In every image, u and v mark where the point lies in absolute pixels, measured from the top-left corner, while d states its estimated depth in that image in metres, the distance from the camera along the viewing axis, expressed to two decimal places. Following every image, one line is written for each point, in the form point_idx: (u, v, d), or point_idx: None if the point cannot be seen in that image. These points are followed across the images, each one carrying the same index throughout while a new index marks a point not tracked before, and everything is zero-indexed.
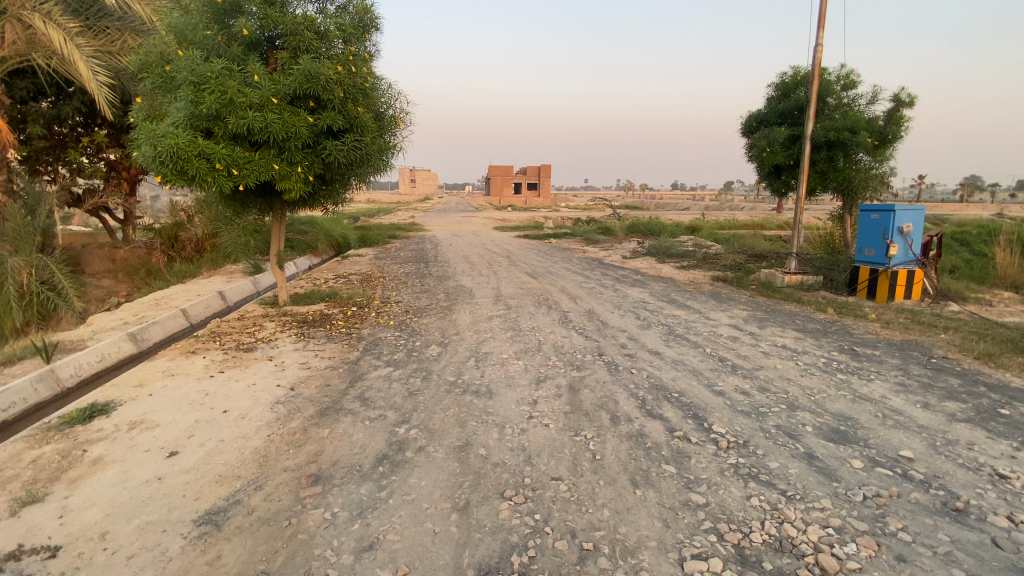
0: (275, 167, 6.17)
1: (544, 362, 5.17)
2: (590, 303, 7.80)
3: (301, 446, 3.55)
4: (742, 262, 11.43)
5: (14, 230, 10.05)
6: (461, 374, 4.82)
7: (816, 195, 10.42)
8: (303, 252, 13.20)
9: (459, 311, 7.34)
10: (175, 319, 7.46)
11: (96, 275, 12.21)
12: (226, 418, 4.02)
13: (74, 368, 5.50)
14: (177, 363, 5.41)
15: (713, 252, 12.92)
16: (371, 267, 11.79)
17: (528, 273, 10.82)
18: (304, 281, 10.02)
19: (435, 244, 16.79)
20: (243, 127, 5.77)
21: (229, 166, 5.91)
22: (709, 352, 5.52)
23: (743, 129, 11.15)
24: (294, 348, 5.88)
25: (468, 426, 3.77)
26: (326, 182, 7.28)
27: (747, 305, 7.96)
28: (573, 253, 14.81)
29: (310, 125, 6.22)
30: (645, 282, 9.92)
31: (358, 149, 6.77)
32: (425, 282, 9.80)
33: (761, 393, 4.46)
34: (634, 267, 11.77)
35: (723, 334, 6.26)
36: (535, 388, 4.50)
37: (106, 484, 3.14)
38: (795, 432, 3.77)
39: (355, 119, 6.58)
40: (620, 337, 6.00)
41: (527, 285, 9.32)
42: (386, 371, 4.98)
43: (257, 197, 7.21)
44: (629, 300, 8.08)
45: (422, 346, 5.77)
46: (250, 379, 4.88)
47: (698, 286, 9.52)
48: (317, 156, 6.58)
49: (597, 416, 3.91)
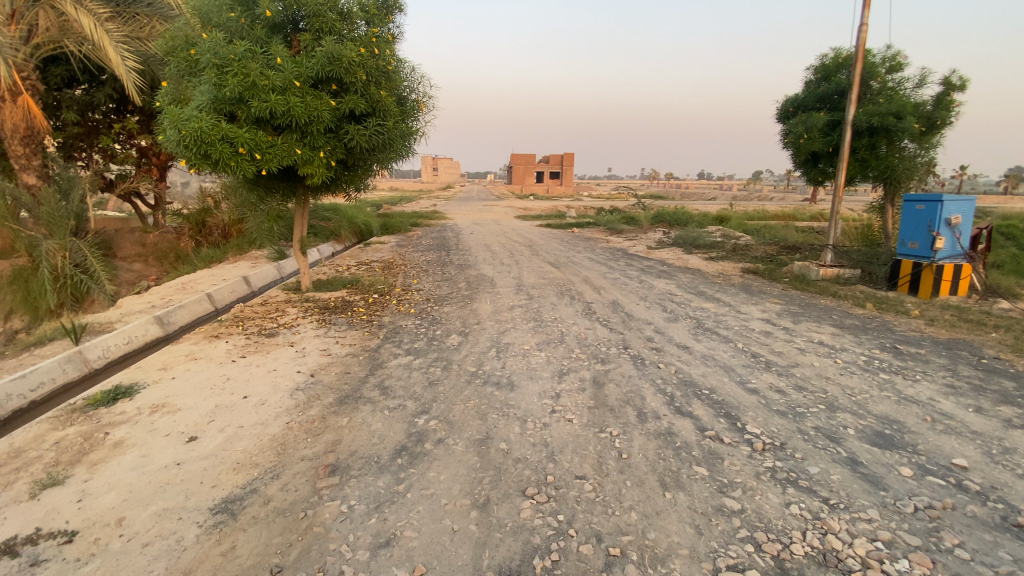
0: (297, 152, 6.11)
1: (568, 354, 5.02)
2: (615, 294, 7.59)
3: (319, 435, 3.48)
4: (773, 253, 11.01)
5: (48, 213, 10.26)
6: (482, 365, 4.71)
7: (855, 184, 9.92)
8: (326, 239, 13.28)
9: (480, 300, 7.23)
10: (201, 303, 7.54)
11: (127, 258, 12.56)
12: (246, 404, 3.99)
13: (101, 350, 5.58)
14: (200, 347, 5.44)
15: (743, 243, 12.51)
16: (393, 255, 11.77)
17: (550, 262, 10.65)
18: (327, 268, 10.03)
19: (457, 233, 16.70)
20: (266, 111, 5.71)
21: (252, 150, 5.87)
22: (740, 347, 5.28)
23: (778, 115, 10.68)
24: (315, 334, 5.85)
25: (488, 419, 3.65)
26: (348, 168, 7.21)
27: (780, 299, 7.64)
28: (597, 242, 14.56)
29: (333, 109, 6.13)
30: (672, 273, 9.65)
31: (381, 134, 6.66)
32: (447, 270, 9.71)
33: (797, 392, 4.22)
34: (659, 258, 11.48)
35: (755, 329, 5.99)
36: (557, 380, 4.35)
37: (126, 468, 3.13)
38: (837, 436, 3.53)
39: (378, 103, 6.46)
40: (645, 330, 5.80)
41: (550, 275, 9.14)
42: (407, 360, 4.89)
43: (281, 182, 7.19)
44: (655, 292, 7.84)
45: (443, 335, 5.67)
46: (272, 365, 4.85)
47: (728, 278, 9.21)
48: (340, 141, 6.49)
49: (623, 412, 3.75)
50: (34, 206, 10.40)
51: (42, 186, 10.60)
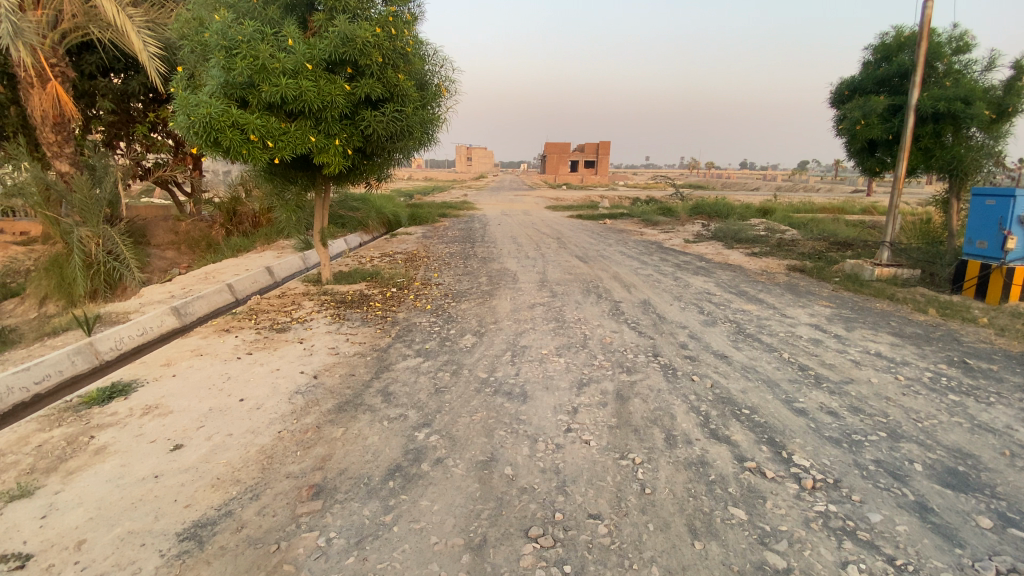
0: (311, 139, 5.83)
1: (589, 361, 4.58)
2: (646, 293, 7.07)
3: (310, 448, 3.18)
4: (822, 250, 10.17)
5: (81, 201, 10.46)
6: (494, 372, 4.33)
7: (916, 175, 8.96)
8: (353, 229, 13.18)
9: (500, 297, 6.85)
10: (221, 293, 7.46)
11: (161, 247, 12.92)
12: (241, 408, 3.75)
13: (114, 341, 5.52)
14: (208, 342, 5.27)
15: (788, 238, 11.65)
16: (418, 246, 11.51)
17: (579, 256, 10.17)
18: (350, 259, 9.84)
19: (485, 224, 16.33)
20: (277, 96, 5.45)
21: (264, 137, 5.63)
22: (785, 360, 4.72)
23: (832, 99, 9.80)
24: (326, 330, 5.58)
25: (495, 436, 3.27)
26: (367, 157, 6.91)
27: (830, 302, 6.94)
28: (630, 235, 13.96)
29: (348, 94, 5.83)
30: (710, 269, 9.03)
31: (399, 121, 6.33)
32: (469, 264, 9.36)
33: (854, 417, 3.66)
34: (696, 253, 10.82)
35: (802, 337, 5.39)
36: (576, 392, 3.93)
37: (101, 481, 2.94)
38: (904, 473, 2.98)
39: (395, 87, 6.13)
40: (677, 335, 5.29)
41: (577, 270, 8.66)
42: (415, 362, 4.56)
43: (298, 171, 6.97)
44: (690, 291, 7.27)
45: (457, 335, 5.32)
46: (276, 364, 4.61)
47: (771, 276, 8.53)
48: (356, 128, 6.19)
49: (649, 434, 3.31)
50: (68, 192, 10.64)
51: (74, 173, 10.90)
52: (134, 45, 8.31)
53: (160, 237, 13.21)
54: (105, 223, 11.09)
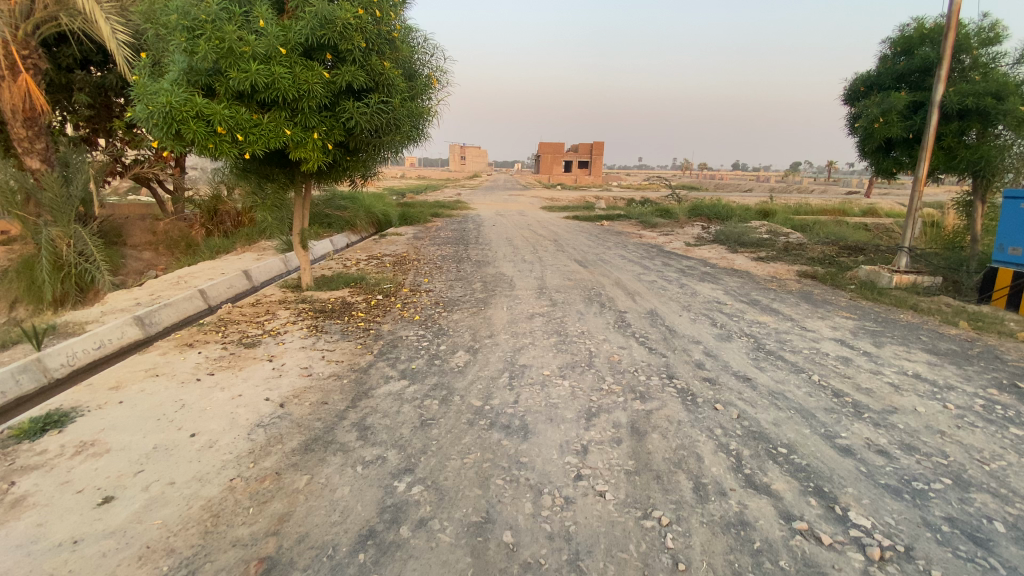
0: (286, 133, 5.27)
1: (597, 384, 4.03)
2: (653, 302, 6.54)
3: (266, 504, 2.63)
4: (831, 255, 9.72)
5: (53, 201, 9.79)
6: (489, 399, 3.76)
7: (936, 176, 8.53)
8: (340, 230, 12.61)
9: (495, 306, 6.30)
10: (192, 300, 6.87)
11: (137, 247, 12.28)
12: (191, 447, 3.18)
13: (66, 356, 4.91)
14: (167, 359, 4.67)
15: (794, 242, 11.20)
16: (408, 248, 10.94)
17: (577, 260, 9.66)
18: (334, 262, 9.24)
19: (478, 224, 15.77)
20: (246, 84, 4.87)
21: (232, 130, 5.05)
22: (815, 384, 4.21)
23: (847, 96, 9.39)
24: (302, 345, 5.01)
25: (491, 487, 2.72)
26: (349, 153, 6.36)
27: (850, 313, 6.45)
28: (629, 237, 13.48)
29: (327, 83, 5.27)
30: (716, 275, 8.55)
31: (384, 113, 5.78)
32: (462, 268, 8.79)
33: (908, 458, 3.15)
34: (699, 257, 10.35)
35: (829, 355, 4.89)
36: (584, 426, 3.38)
37: (4, 549, 2.36)
38: (987, 536, 2.47)
39: (380, 76, 5.58)
40: (692, 353, 4.76)
41: (576, 276, 8.12)
42: (399, 387, 3.99)
43: (275, 167, 6.40)
44: (700, 300, 6.75)
45: (448, 351, 4.76)
46: (239, 388, 4.04)
47: (782, 283, 8.06)
48: (337, 120, 5.64)
49: (674, 484, 2.77)
50: (37, 191, 9.94)
51: (45, 170, 10.14)
52: (104, 31, 7.66)
53: (136, 237, 12.53)
54: (76, 222, 10.42)
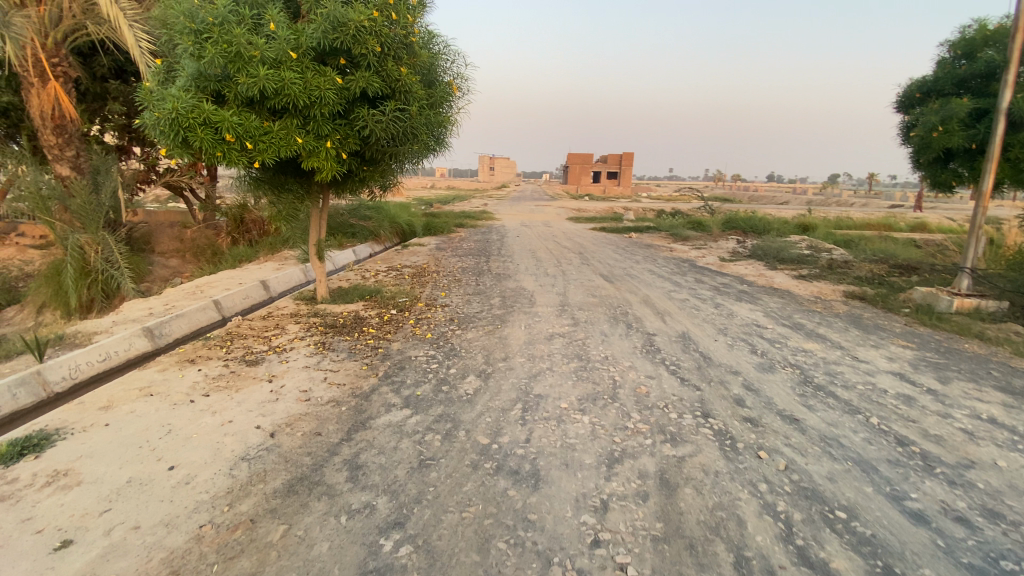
0: (297, 141, 5.05)
1: (620, 422, 3.59)
2: (684, 324, 6.05)
3: (234, 561, 2.28)
4: (880, 274, 8.98)
5: (80, 206, 10.01)
6: (498, 435, 3.37)
7: (1000, 190, 7.77)
8: (364, 240, 12.50)
9: (514, 324, 5.93)
10: (206, 311, 6.72)
11: (165, 254, 12.45)
12: (166, 482, 2.88)
13: (67, 369, 4.74)
14: (164, 377, 4.45)
15: (839, 258, 10.46)
16: (429, 260, 10.70)
17: (603, 274, 9.22)
18: (352, 273, 9.04)
19: (503, 235, 15.46)
20: (255, 89, 4.67)
21: (241, 137, 4.85)
22: (874, 429, 3.65)
23: (900, 103, 8.73)
24: (305, 364, 4.72)
25: (490, 553, 2.32)
26: (366, 163, 6.12)
27: (907, 341, 5.80)
28: (659, 250, 12.95)
29: (340, 89, 5.04)
30: (753, 294, 7.98)
31: (401, 121, 5.51)
32: (482, 282, 8.46)
33: (997, 532, 2.60)
34: (734, 273, 9.76)
35: (887, 393, 4.32)
36: (604, 474, 2.95)
37: None
38: None
39: (396, 82, 5.32)
40: (729, 386, 4.26)
41: (602, 292, 7.69)
42: (401, 418, 3.63)
43: (289, 177, 6.21)
44: (736, 323, 6.21)
45: (458, 375, 4.39)
46: (231, 413, 3.75)
47: (827, 304, 7.44)
48: (352, 128, 5.40)
49: (710, 558, 2.32)
50: (68, 197, 10.17)
51: (74, 178, 10.43)
52: (130, 42, 7.77)
53: (165, 244, 12.70)
54: (106, 229, 10.59)
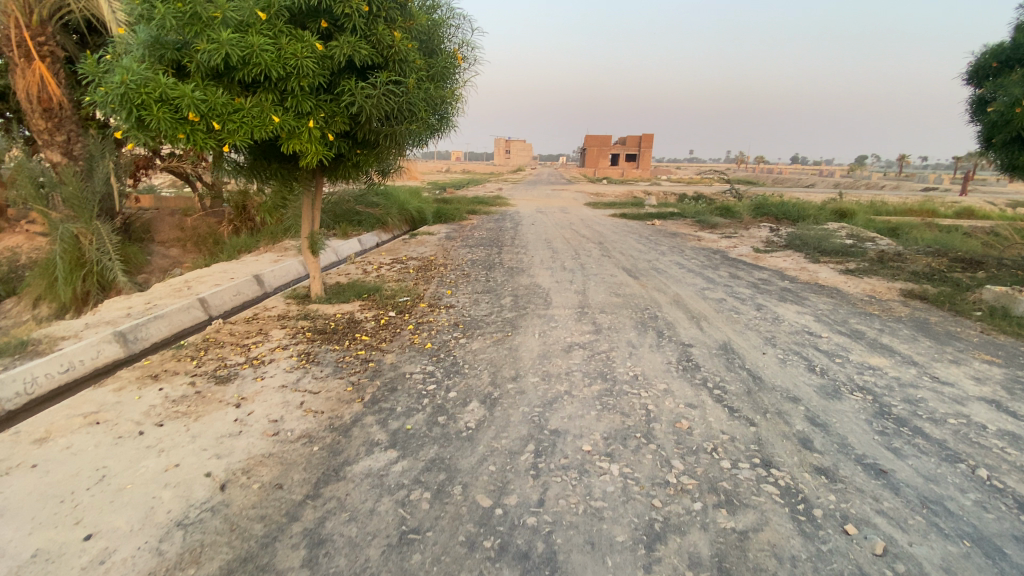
0: (273, 119, 4.34)
1: (658, 474, 2.83)
2: (723, 332, 5.25)
3: None
4: (940, 269, 8.01)
5: (71, 194, 9.44)
6: (504, 494, 2.64)
7: None
8: (370, 228, 11.82)
9: (527, 330, 5.21)
10: (191, 310, 6.11)
11: (165, 244, 11.98)
12: (73, 564, 2.23)
13: (20, 384, 4.13)
14: (119, 399, 3.82)
15: (889, 250, 9.46)
16: (437, 251, 9.99)
17: (627, 268, 8.42)
18: (353, 267, 8.35)
19: (517, 223, 14.68)
20: (218, 58, 3.95)
21: (207, 116, 4.14)
22: (987, 487, 2.84)
23: (972, 75, 7.66)
24: (282, 383, 4.03)
25: None
26: (359, 146, 5.37)
27: (991, 355, 4.91)
28: (685, 239, 12.05)
29: (322, 58, 4.31)
30: (797, 292, 7.11)
31: (395, 96, 4.75)
32: (494, 277, 7.72)
33: None
34: (772, 266, 8.88)
35: (989, 429, 3.48)
36: (645, 563, 2.21)
37: None
38: None
39: (389, 50, 4.57)
40: (791, 424, 3.47)
41: (626, 290, 6.91)
42: (385, 463, 2.92)
43: (274, 163, 5.50)
44: (784, 331, 5.37)
45: (459, 400, 3.67)
46: (182, 451, 3.09)
47: (884, 306, 6.54)
48: (339, 104, 4.66)
49: None
50: (60, 186, 9.68)
51: (65, 164, 9.98)
52: (112, 23, 7.13)
53: (165, 233, 12.23)
54: (100, 218, 10.10)
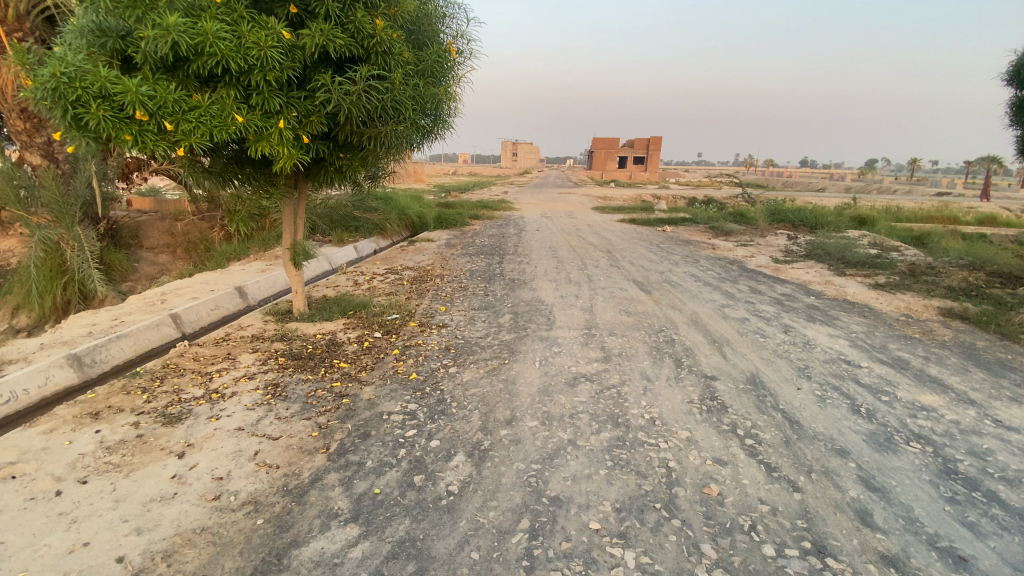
0: (236, 119, 3.79)
1: (684, 567, 2.23)
2: (749, 361, 4.64)
3: None
4: (979, 285, 7.34)
5: (51, 199, 9.04)
6: None
7: None
8: (367, 234, 11.29)
9: (526, 356, 4.63)
10: (161, 327, 5.55)
11: (154, 250, 11.54)
12: None
13: None
14: (46, 445, 3.25)
15: (921, 262, 8.77)
16: (435, 260, 9.43)
17: (636, 281, 7.82)
18: (344, 278, 7.80)
19: (521, 229, 14.11)
20: (165, 47, 3.44)
21: (157, 114, 3.62)
22: None
23: (1015, 72, 7.01)
24: (239, 425, 3.46)
25: None
26: (341, 148, 4.79)
27: None
28: (697, 247, 11.43)
29: (290, 48, 3.79)
30: (824, 310, 6.48)
31: (379, 92, 4.19)
32: (493, 291, 7.13)
33: None
34: (794, 279, 8.24)
35: None
36: None
37: None
38: None
39: (370, 40, 4.02)
40: (842, 489, 2.85)
41: (636, 307, 6.32)
42: (341, 546, 2.34)
43: (247, 168, 4.96)
44: (817, 360, 4.74)
45: (442, 452, 3.07)
46: (100, 522, 2.53)
47: (924, 328, 5.89)
48: (313, 101, 4.10)
49: None
50: (37, 190, 9.27)
51: (44, 167, 9.66)
52: None
53: (154, 238, 11.76)
54: (83, 225, 9.66)
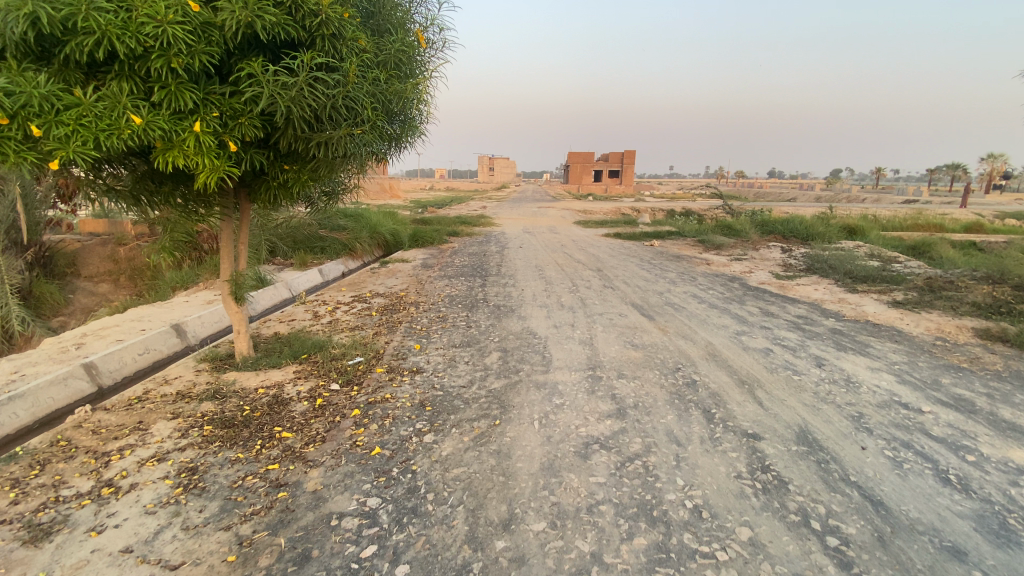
0: (133, 120, 2.84)
1: None
2: (791, 409, 3.81)
3: None
4: (1007, 300, 6.72)
5: None
6: None
7: None
8: (334, 256, 10.29)
9: (520, 413, 3.71)
10: (69, 382, 4.43)
11: (94, 279, 10.31)
12: None
13: None
14: None
15: (933, 276, 8.19)
16: (409, 284, 8.47)
17: (636, 304, 7.01)
18: (303, 309, 6.78)
19: (501, 246, 13.25)
20: (22, 22, 2.51)
21: (19, 115, 2.64)
22: None
23: None
24: (128, 544, 2.46)
25: None
26: (285, 158, 3.86)
27: None
28: (691, 263, 10.72)
29: (203, 26, 2.90)
30: (851, 335, 5.74)
31: (327, 87, 3.30)
32: (476, 321, 6.22)
33: None
34: (805, 297, 7.54)
35: None
36: None
37: None
38: None
39: (312, 20, 3.17)
40: None
41: (642, 338, 5.48)
42: None
43: (168, 185, 3.97)
44: (870, 404, 3.95)
45: None
46: None
47: (969, 354, 5.18)
48: (240, 97, 3.19)
49: None
50: None
51: None
52: None
53: (94, 265, 10.50)
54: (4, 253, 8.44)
